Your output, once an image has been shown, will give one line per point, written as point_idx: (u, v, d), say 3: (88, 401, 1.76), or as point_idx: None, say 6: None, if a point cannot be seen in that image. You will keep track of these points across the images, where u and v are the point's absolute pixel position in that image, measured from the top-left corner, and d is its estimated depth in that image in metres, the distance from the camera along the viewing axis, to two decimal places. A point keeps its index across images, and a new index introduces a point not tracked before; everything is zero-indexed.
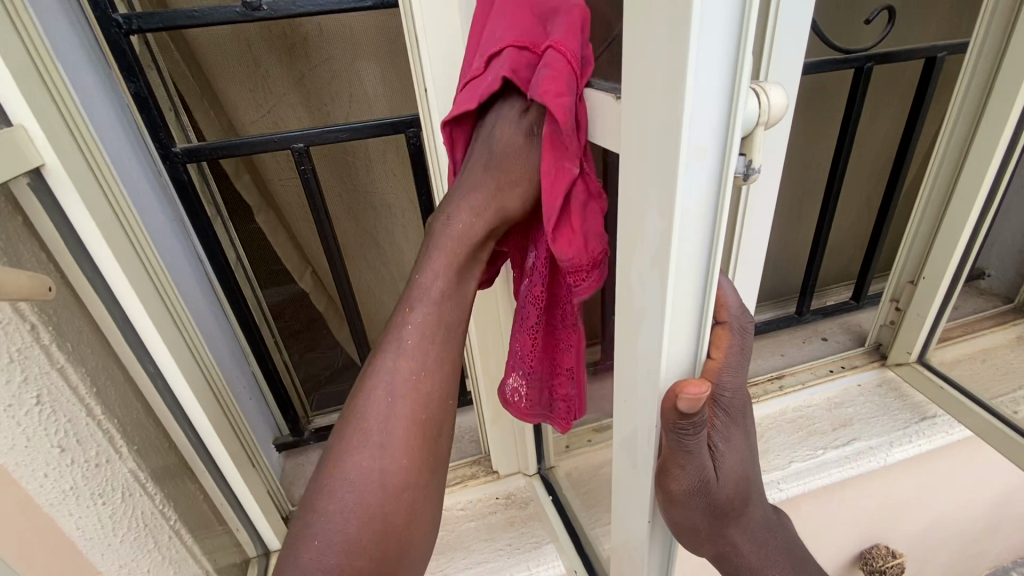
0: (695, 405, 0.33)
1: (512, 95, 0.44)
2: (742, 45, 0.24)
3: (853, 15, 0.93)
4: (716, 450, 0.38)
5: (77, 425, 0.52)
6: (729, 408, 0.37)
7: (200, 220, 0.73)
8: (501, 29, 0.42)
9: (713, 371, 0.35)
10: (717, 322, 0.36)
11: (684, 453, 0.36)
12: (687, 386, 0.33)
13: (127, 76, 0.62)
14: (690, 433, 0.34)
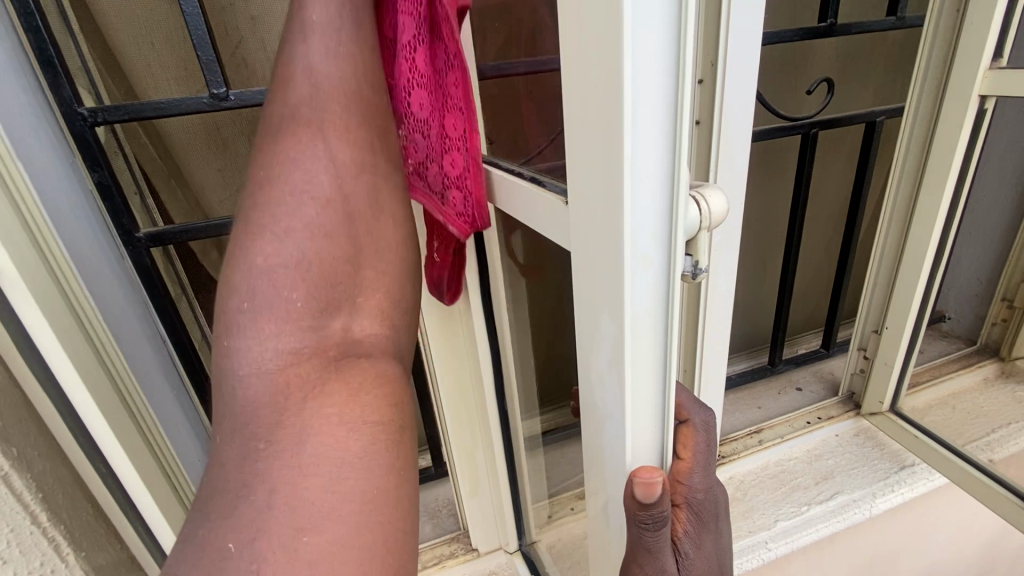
0: (650, 492, 0.32)
1: None
2: (677, 163, 0.26)
3: (794, 85, 0.99)
4: (686, 553, 0.36)
5: (21, 534, 0.48)
6: (700, 509, 0.36)
7: (163, 302, 0.71)
8: None
9: (683, 473, 0.36)
10: (682, 421, 0.38)
11: (649, 552, 0.34)
12: (640, 473, 0.32)
13: (92, 166, 0.61)
14: (651, 529, 0.33)
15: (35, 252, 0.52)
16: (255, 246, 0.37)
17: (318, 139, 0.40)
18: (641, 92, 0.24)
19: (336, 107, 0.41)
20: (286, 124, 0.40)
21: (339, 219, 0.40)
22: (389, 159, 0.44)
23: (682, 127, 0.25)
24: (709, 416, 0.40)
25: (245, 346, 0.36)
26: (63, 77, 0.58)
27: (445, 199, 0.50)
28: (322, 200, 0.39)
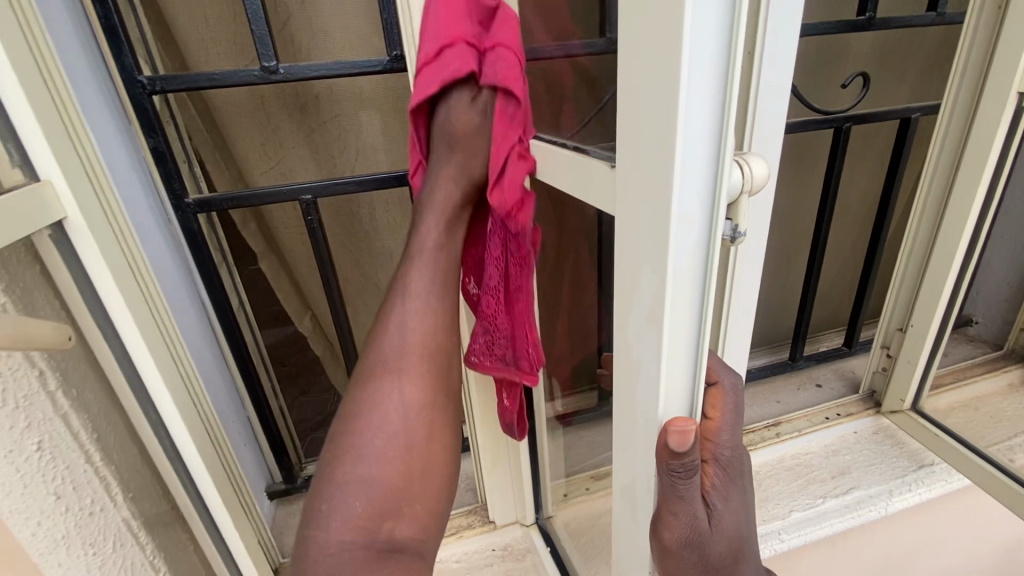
0: (684, 442, 0.34)
1: (459, 88, 0.54)
2: (726, 126, 0.27)
3: (827, 80, 0.99)
4: (714, 505, 0.38)
5: (75, 471, 0.51)
6: (728, 465, 0.38)
7: (207, 266, 0.75)
8: (458, 60, 0.52)
9: (712, 432, 0.38)
10: (712, 383, 0.40)
11: (678, 499, 0.36)
12: (674, 421, 0.34)
13: (148, 132, 0.65)
14: (683, 477, 0.35)
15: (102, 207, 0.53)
16: (339, 470, 0.50)
17: (397, 384, 0.55)
18: (699, 51, 0.25)
19: (413, 360, 0.56)
20: (374, 371, 0.55)
21: (399, 446, 0.52)
22: (445, 387, 0.58)
23: (733, 88, 0.26)
24: (738, 383, 0.41)
25: (323, 534, 0.47)
26: (126, 44, 0.61)
27: (519, 363, 0.64)
28: (389, 436, 0.52)
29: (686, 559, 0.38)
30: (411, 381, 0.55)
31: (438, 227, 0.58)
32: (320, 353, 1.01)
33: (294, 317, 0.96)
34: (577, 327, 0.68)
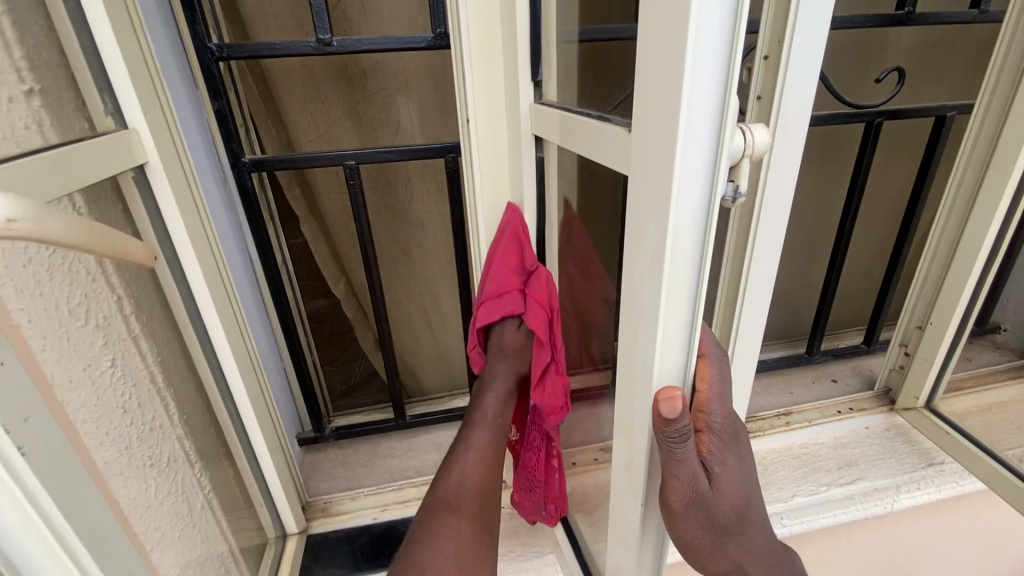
0: (675, 410, 0.38)
1: (510, 322, 0.70)
2: (729, 89, 0.30)
3: (862, 75, 0.99)
4: (711, 467, 0.42)
5: (140, 388, 0.57)
6: (722, 433, 0.41)
7: (257, 222, 0.81)
8: (511, 305, 0.67)
9: (702, 403, 0.41)
10: (702, 354, 0.42)
11: (676, 462, 0.40)
12: (663, 390, 0.38)
13: (212, 95, 0.72)
14: (677, 442, 0.39)
15: (177, 158, 0.60)
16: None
17: (455, 521, 0.61)
18: (705, 20, 0.28)
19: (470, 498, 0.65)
20: (435, 503, 0.63)
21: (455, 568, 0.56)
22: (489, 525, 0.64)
23: (736, 56, 0.29)
24: (723, 352, 0.44)
25: None
26: (197, 14, 0.67)
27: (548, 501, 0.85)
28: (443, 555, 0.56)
29: (689, 516, 0.42)
30: (466, 517, 0.63)
31: (494, 407, 0.73)
32: (352, 315, 1.10)
33: (329, 279, 1.03)
34: (582, 301, 0.68)
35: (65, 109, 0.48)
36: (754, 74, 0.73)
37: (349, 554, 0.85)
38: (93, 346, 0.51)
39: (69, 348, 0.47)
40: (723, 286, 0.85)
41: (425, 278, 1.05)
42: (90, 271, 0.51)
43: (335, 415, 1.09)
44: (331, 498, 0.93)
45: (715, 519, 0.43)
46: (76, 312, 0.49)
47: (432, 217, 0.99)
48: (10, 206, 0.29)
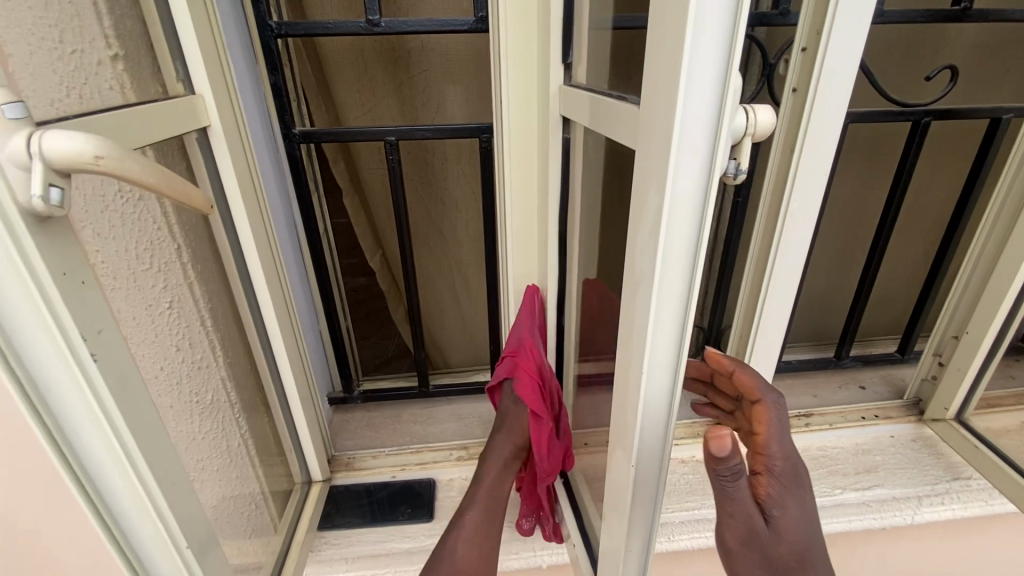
0: (725, 449, 0.41)
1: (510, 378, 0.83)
2: (729, 68, 0.31)
3: (913, 73, 0.96)
4: (769, 510, 0.46)
5: (191, 330, 0.64)
6: (779, 475, 0.48)
7: (302, 190, 0.87)
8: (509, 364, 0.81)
9: (761, 443, 0.51)
10: (756, 401, 0.54)
11: (731, 500, 0.43)
12: (712, 432, 0.41)
13: (270, 69, 0.77)
14: (729, 480, 0.42)
15: (235, 124, 0.66)
16: None
17: None
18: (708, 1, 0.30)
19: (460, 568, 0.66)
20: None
21: None
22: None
23: (738, 35, 0.31)
24: (780, 401, 0.54)
25: None
26: None
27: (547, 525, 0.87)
28: None
29: (746, 554, 0.46)
30: None
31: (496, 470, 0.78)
32: (386, 286, 1.18)
33: (366, 250, 1.11)
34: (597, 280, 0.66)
35: (143, 73, 0.54)
36: (793, 65, 0.76)
37: (366, 506, 0.90)
38: (155, 288, 0.57)
39: (134, 287, 0.54)
40: (753, 258, 0.89)
41: (455, 255, 1.10)
42: (155, 220, 0.57)
43: (364, 379, 1.15)
44: (354, 455, 0.99)
45: (773, 561, 0.46)
46: (142, 255, 0.55)
47: (465, 196, 1.03)
48: (94, 145, 0.33)
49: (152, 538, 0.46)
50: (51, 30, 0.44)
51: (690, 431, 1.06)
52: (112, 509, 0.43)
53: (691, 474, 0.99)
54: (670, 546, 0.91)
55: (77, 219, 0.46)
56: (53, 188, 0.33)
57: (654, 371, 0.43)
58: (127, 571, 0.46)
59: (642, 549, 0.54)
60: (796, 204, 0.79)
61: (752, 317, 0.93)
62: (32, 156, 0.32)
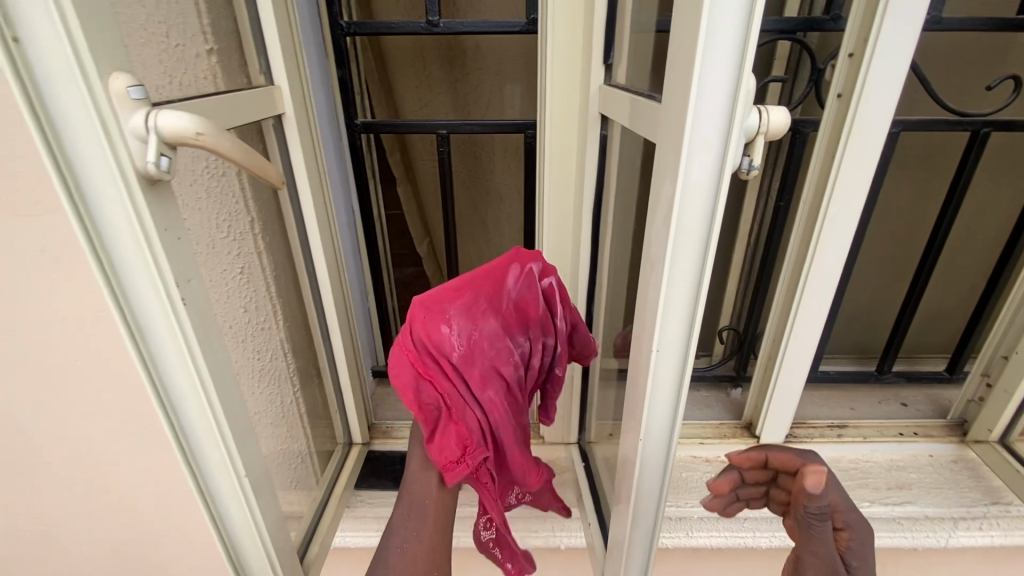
0: (819, 485, 0.51)
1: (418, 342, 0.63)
2: (740, 73, 0.35)
3: (975, 82, 0.93)
4: (849, 558, 0.56)
5: (258, 294, 0.72)
6: (855, 530, 0.57)
7: (359, 175, 0.95)
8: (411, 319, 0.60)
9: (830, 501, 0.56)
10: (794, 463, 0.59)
11: (815, 538, 0.53)
12: (809, 468, 0.52)
13: (338, 64, 0.85)
14: (816, 515, 0.52)
15: (305, 112, 0.74)
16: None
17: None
18: (721, 11, 0.33)
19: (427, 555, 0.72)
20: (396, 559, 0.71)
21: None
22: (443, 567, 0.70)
23: (750, 41, 0.34)
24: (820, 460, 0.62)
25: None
26: None
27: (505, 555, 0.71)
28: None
29: None
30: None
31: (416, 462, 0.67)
32: (430, 272, 1.25)
33: (414, 237, 1.18)
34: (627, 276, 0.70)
35: (231, 65, 0.63)
36: (837, 71, 0.75)
37: (398, 472, 0.97)
38: (230, 254, 0.65)
39: (214, 251, 0.62)
40: (790, 261, 0.89)
41: (496, 246, 1.15)
42: (234, 194, 0.66)
43: None
44: (391, 424, 1.06)
45: None
46: (221, 224, 0.63)
47: (509, 189, 1.08)
48: (195, 121, 0.40)
49: (218, 461, 0.53)
50: (160, 26, 0.52)
51: (716, 432, 1.06)
52: (187, 432, 0.51)
53: (713, 473, 1.00)
54: (688, 541, 0.92)
55: (177, 185, 0.55)
56: (162, 157, 0.40)
57: (664, 348, 0.47)
58: (196, 490, 0.55)
59: (650, 517, 0.58)
60: (834, 210, 0.79)
61: (784, 322, 0.93)
62: (148, 130, 0.39)
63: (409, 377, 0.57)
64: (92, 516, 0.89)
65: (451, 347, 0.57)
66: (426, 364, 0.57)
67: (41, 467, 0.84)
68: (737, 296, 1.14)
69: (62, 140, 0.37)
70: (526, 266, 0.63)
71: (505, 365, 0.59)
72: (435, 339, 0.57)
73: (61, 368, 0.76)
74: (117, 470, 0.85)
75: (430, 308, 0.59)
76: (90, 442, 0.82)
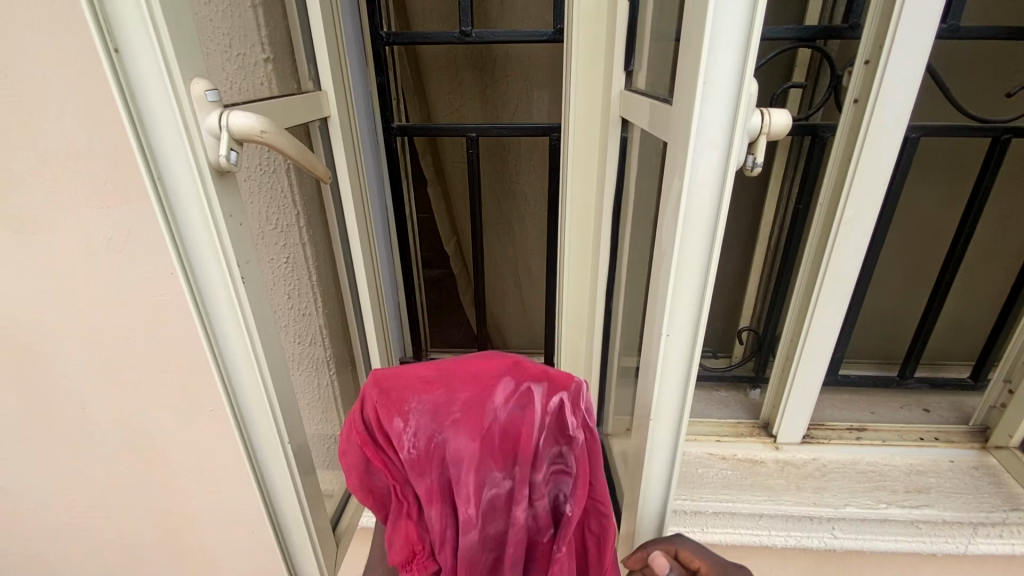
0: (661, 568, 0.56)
1: None
2: (742, 78, 0.38)
3: (1000, 88, 0.93)
4: None
5: (300, 282, 0.78)
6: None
7: (393, 175, 1.01)
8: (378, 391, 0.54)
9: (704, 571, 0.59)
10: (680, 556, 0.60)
11: None
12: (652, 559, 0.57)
13: (378, 71, 0.92)
14: None
15: (346, 114, 0.80)
16: None
17: None
18: (723, 24, 0.37)
19: None
20: None
21: None
22: None
23: (750, 48, 0.37)
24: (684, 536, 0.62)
25: None
26: (375, 8, 0.87)
27: None
28: None
29: None
30: None
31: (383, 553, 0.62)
32: (456, 269, 1.30)
33: (443, 235, 1.24)
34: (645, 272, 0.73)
35: (285, 72, 0.69)
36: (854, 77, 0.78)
37: None
38: (277, 244, 0.71)
39: (263, 241, 0.68)
40: (807, 262, 0.91)
41: (520, 245, 1.20)
42: (282, 189, 0.72)
43: (431, 350, 1.28)
44: None
45: None
46: (271, 216, 0.69)
47: (534, 190, 1.13)
48: (259, 121, 0.46)
49: (263, 429, 0.59)
50: (225, 37, 0.58)
51: (733, 430, 1.07)
52: (240, 399, 0.57)
53: (730, 470, 1.00)
54: (704, 537, 0.94)
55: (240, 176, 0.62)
56: (232, 150, 0.46)
57: (674, 333, 0.50)
58: (245, 455, 0.60)
59: (659, 500, 0.61)
60: (851, 211, 0.81)
61: (801, 322, 0.95)
62: (221, 127, 0.45)
63: (356, 460, 0.52)
64: (152, 474, 0.99)
65: (401, 446, 0.48)
66: (375, 450, 0.50)
67: (112, 426, 0.94)
68: (757, 298, 1.15)
69: (150, 137, 0.43)
70: (520, 383, 0.50)
71: (463, 495, 0.47)
72: (385, 431, 0.49)
73: (137, 337, 0.86)
74: (177, 434, 0.95)
75: (390, 393, 0.51)
76: (158, 405, 0.92)
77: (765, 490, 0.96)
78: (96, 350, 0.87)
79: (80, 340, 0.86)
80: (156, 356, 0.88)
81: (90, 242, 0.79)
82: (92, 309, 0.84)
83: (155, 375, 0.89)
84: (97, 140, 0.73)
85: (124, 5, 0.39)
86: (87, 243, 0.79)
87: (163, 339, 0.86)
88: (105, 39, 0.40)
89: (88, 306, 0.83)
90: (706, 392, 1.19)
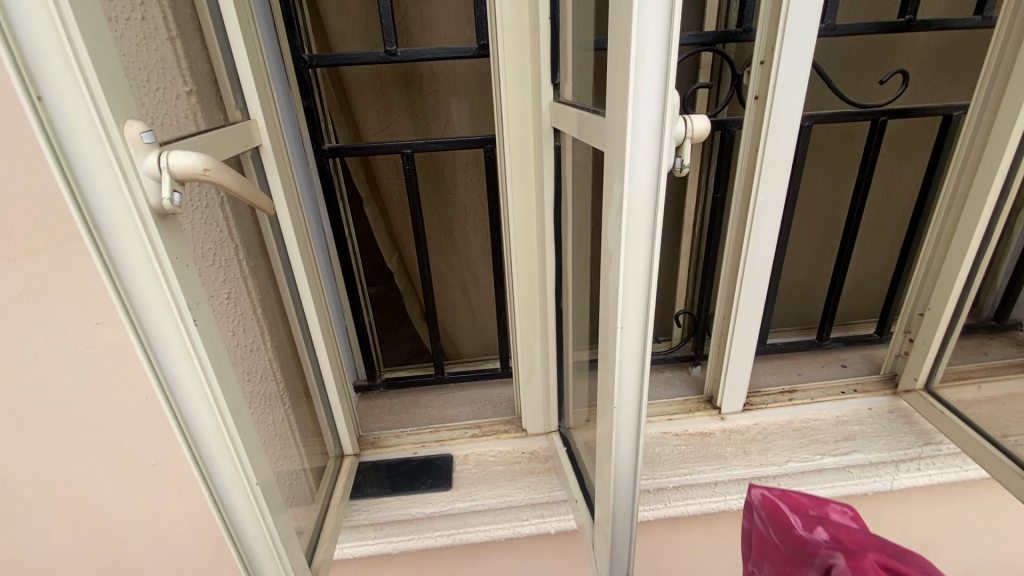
0: None
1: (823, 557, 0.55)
2: (667, 90, 0.43)
3: (872, 77, 1.07)
4: None
5: (247, 317, 0.74)
6: None
7: (331, 198, 0.99)
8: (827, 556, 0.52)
9: None
10: None
11: None
12: None
13: (304, 95, 0.90)
14: None
15: (279, 143, 0.79)
16: None
17: None
18: (645, 46, 0.42)
19: None
20: None
21: None
22: None
23: (672, 65, 0.42)
24: None
25: None
26: (295, 31, 0.85)
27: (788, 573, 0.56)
28: None
29: None
30: None
31: None
32: (402, 285, 1.31)
33: (385, 253, 1.24)
34: (588, 270, 0.77)
35: (210, 104, 0.67)
36: (753, 76, 0.87)
37: (389, 479, 1.00)
38: (217, 281, 0.67)
39: (205, 280, 0.64)
40: (731, 244, 0.98)
41: (465, 253, 1.22)
42: (218, 224, 0.69)
43: (385, 370, 1.27)
44: (378, 434, 1.10)
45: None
46: (207, 250, 0.65)
47: (472, 200, 1.16)
48: (201, 159, 0.45)
49: (230, 472, 0.56)
50: (142, 71, 0.55)
51: (682, 408, 1.15)
52: (200, 444, 0.54)
53: (684, 445, 1.07)
54: (669, 512, 1.01)
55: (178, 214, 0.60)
56: (175, 192, 0.44)
57: (628, 325, 0.54)
58: (210, 502, 0.58)
59: (630, 481, 0.65)
60: (763, 196, 0.90)
61: (733, 301, 1.03)
62: (161, 168, 0.44)
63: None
64: (110, 528, 0.95)
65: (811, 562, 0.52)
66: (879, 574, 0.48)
67: (58, 484, 0.90)
68: (688, 281, 1.24)
69: (80, 182, 0.41)
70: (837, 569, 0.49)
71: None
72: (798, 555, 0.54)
73: (77, 390, 0.82)
74: (130, 483, 0.92)
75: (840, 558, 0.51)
76: (106, 457, 0.89)
77: (717, 459, 1.03)
78: (29, 409, 0.83)
79: (10, 401, 0.81)
80: (99, 407, 0.84)
81: (11, 295, 0.75)
82: (21, 366, 0.79)
83: (102, 428, 0.86)
84: (13, 191, 0.70)
85: (45, 50, 0.37)
86: (12, 297, 0.75)
87: (105, 389, 0.83)
88: (26, 88, 0.38)
89: (16, 364, 0.79)
90: (652, 374, 1.27)
